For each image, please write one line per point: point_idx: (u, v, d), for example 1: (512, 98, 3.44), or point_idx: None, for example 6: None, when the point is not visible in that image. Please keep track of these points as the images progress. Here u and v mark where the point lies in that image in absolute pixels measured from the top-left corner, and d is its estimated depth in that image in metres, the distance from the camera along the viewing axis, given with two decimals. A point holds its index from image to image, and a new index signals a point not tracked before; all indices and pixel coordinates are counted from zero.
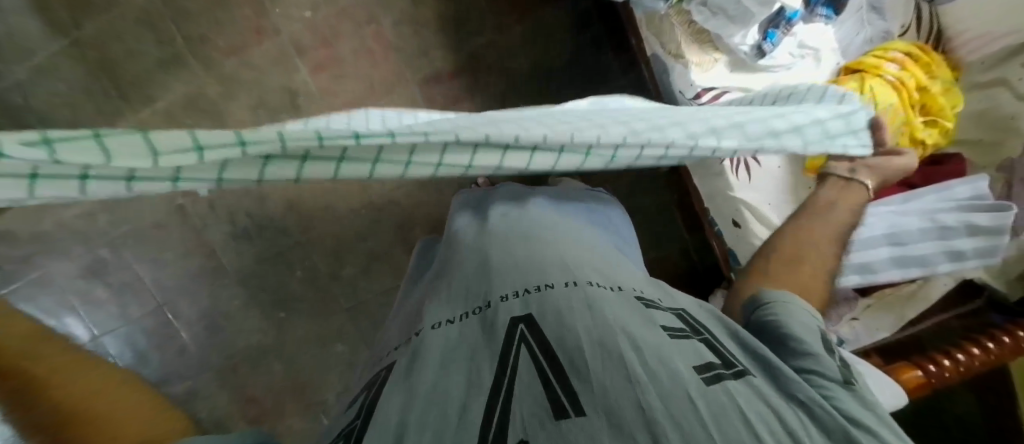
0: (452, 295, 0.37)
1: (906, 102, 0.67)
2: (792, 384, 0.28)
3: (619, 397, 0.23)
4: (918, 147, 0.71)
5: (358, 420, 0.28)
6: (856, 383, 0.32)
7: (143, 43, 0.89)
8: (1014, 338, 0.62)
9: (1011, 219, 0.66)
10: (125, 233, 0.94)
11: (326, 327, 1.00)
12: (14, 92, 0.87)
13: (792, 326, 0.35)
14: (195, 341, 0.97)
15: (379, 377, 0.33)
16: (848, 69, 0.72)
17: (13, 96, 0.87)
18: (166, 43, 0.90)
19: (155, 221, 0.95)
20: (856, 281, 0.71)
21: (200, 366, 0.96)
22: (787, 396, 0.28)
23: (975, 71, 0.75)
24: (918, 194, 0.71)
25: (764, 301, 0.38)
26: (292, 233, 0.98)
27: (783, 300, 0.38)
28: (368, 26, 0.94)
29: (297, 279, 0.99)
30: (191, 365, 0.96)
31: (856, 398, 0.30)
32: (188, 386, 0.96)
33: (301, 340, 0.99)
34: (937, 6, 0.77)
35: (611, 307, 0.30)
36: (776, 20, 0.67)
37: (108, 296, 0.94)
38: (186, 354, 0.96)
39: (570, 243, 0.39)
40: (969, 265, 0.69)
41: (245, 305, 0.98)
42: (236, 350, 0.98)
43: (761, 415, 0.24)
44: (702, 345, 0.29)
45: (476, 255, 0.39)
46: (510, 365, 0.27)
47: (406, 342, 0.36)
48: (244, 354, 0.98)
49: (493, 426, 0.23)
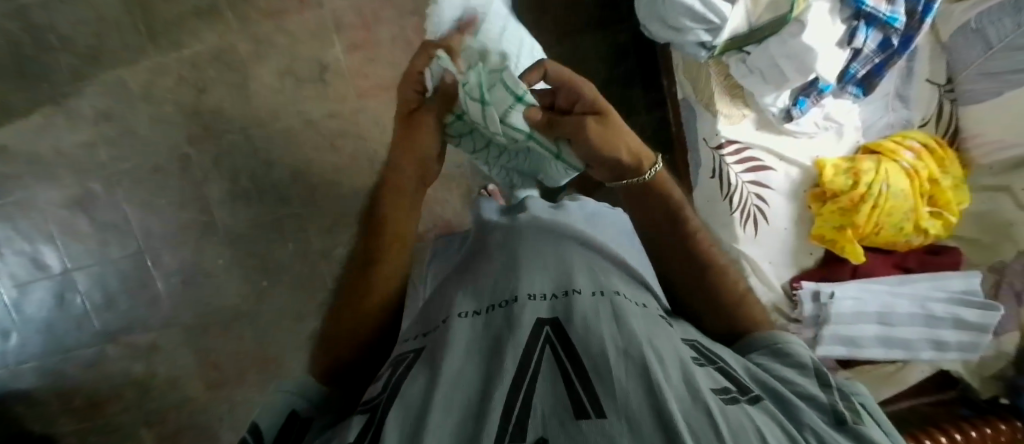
0: (479, 290, 0.39)
1: (916, 191, 0.72)
2: (802, 414, 0.29)
3: (640, 405, 0.24)
4: (921, 235, 0.75)
5: (383, 397, 0.30)
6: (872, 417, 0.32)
7: None
8: (979, 434, 0.64)
9: (995, 318, 0.72)
10: (119, 172, 0.91)
11: (306, 304, 0.98)
12: (39, 9, 0.85)
13: (805, 357, 0.36)
14: (172, 293, 0.95)
15: (405, 358, 0.35)
16: (867, 149, 0.75)
17: (38, 13, 0.85)
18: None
19: (154, 165, 0.92)
20: (841, 351, 0.72)
21: (171, 319, 0.95)
22: (801, 424, 0.29)
23: (985, 174, 0.79)
24: (912, 280, 0.75)
25: (772, 337, 0.39)
26: (293, 203, 0.96)
27: (786, 342, 0.38)
28: (411, 17, 0.95)
29: (288, 250, 0.97)
30: (161, 317, 0.95)
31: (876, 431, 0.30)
32: (154, 336, 0.95)
33: (279, 313, 0.98)
34: (960, 106, 0.79)
35: (634, 319, 0.32)
36: (808, 88, 0.70)
37: (90, 231, 0.92)
38: (158, 305, 0.95)
39: (595, 257, 0.43)
40: (949, 355, 0.74)
41: (229, 266, 0.96)
42: (209, 310, 0.96)
43: (777, 437, 0.26)
44: (716, 374, 0.31)
45: (507, 256, 0.42)
46: (533, 362, 0.29)
47: (433, 328, 0.38)
48: (216, 316, 0.96)
49: (514, 419, 0.24)
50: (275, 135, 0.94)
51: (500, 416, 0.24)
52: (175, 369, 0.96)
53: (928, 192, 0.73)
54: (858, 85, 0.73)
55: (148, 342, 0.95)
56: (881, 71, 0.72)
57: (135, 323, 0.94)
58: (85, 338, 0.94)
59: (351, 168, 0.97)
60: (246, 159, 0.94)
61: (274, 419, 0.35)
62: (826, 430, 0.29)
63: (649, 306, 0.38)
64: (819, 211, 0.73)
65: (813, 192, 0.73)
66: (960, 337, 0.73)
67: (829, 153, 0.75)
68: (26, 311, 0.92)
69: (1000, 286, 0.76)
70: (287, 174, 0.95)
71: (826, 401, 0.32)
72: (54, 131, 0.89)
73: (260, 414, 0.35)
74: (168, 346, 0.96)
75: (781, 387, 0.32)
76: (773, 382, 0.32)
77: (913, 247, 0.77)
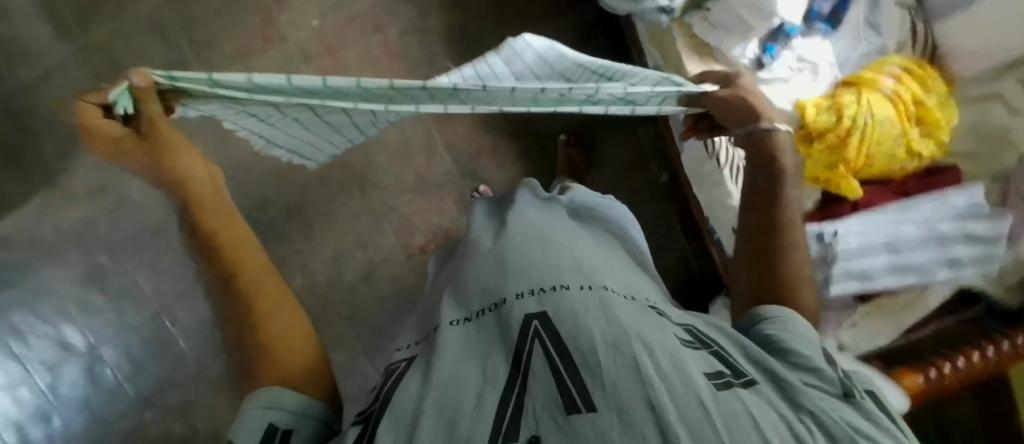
0: (469, 294, 0.39)
1: (903, 115, 0.71)
2: (800, 394, 0.29)
3: (628, 395, 0.24)
4: (915, 160, 0.74)
5: (377, 406, 0.31)
6: (859, 394, 0.32)
7: (150, 49, 0.90)
8: (1011, 345, 0.63)
9: (1005, 227, 0.71)
10: (124, 239, 0.94)
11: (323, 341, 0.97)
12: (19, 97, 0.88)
13: (805, 337, 0.37)
14: (195, 348, 0.97)
15: (399, 367, 0.35)
16: (846, 83, 0.74)
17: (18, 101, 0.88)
18: (173, 48, 0.90)
19: (155, 227, 0.94)
20: (854, 287, 0.72)
21: (198, 373, 0.97)
22: (797, 406, 0.29)
23: (973, 85, 0.78)
24: (917, 203, 0.73)
25: (772, 317, 0.40)
26: (294, 239, 0.97)
27: (780, 315, 0.39)
28: (374, 36, 0.95)
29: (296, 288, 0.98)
30: (189, 373, 0.97)
31: (859, 409, 0.30)
32: (185, 394, 0.97)
33: None
34: (932, 26, 0.79)
35: (624, 312, 0.32)
36: (775, 34, 0.70)
37: (105, 302, 0.94)
38: (184, 361, 0.97)
39: (584, 249, 0.43)
40: (966, 273, 0.72)
41: None
42: None
43: (770, 420, 0.26)
44: (712, 357, 0.30)
45: (494, 256, 0.42)
46: (523, 361, 0.29)
47: (427, 335, 0.38)
48: None
49: (505, 419, 0.24)
50: (263, 177, 0.95)
51: (494, 421, 0.25)
52: (211, 422, 0.98)
53: (915, 115, 0.72)
54: (825, 21, 0.74)
55: (181, 401, 0.97)
56: (845, 5, 0.74)
57: (165, 383, 0.97)
58: (121, 407, 0.96)
59: (343, 193, 0.98)
60: (241, 204, 0.95)
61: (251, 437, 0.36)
62: (827, 411, 0.29)
63: (637, 297, 0.37)
64: (807, 153, 0.71)
65: (798, 135, 0.72)
66: (973, 251, 0.72)
67: (807, 94, 0.74)
68: (58, 391, 0.91)
69: (1007, 195, 0.74)
70: (286, 215, 0.97)
71: (834, 376, 0.33)
72: (56, 209, 0.91)
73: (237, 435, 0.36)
74: (201, 401, 0.98)
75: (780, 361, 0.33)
76: (770, 360, 0.33)
77: (907, 172, 0.76)
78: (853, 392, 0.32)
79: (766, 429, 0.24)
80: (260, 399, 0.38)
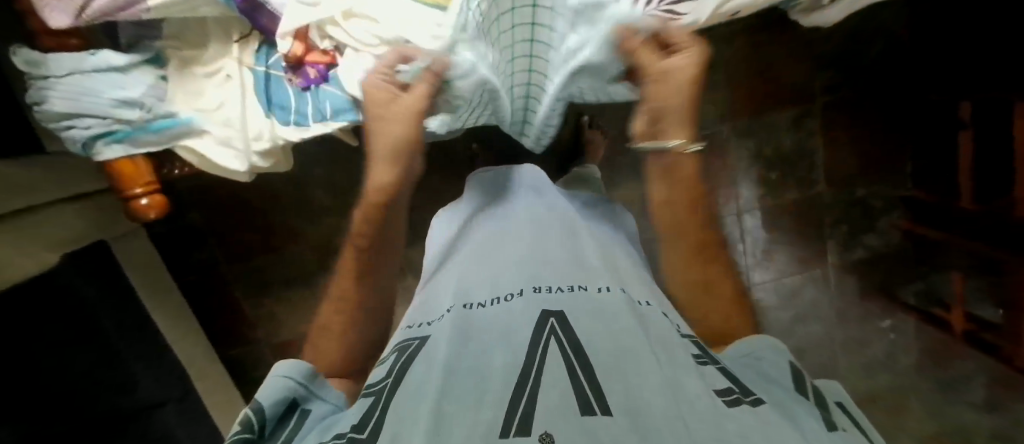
0: (490, 280, 0.37)
1: None
2: (799, 412, 0.28)
3: (642, 408, 0.23)
4: None
5: (389, 380, 0.29)
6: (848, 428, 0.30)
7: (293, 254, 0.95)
8: None
9: None
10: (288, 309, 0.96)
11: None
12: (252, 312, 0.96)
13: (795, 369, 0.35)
14: None
15: (409, 344, 0.33)
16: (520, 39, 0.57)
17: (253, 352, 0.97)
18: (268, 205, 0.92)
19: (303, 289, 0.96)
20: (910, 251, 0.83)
21: None
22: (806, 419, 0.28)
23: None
24: None
25: (753, 350, 0.37)
26: None
27: (754, 355, 0.37)
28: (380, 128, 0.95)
29: None
30: None
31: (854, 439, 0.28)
32: None
33: None
34: None
35: (634, 316, 0.32)
36: None
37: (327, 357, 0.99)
38: None
39: (607, 250, 0.43)
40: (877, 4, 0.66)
41: None
42: None
43: (793, 435, 0.24)
44: (721, 373, 0.30)
45: (520, 243, 0.41)
46: (539, 353, 0.28)
47: (436, 318, 0.36)
48: None
49: (518, 414, 0.23)
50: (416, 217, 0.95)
51: (503, 415, 0.23)
52: None
53: None
54: None
55: None
56: None
57: None
58: None
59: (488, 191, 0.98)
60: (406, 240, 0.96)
61: (278, 405, 0.33)
62: (826, 430, 0.27)
63: (653, 304, 0.36)
64: None
65: None
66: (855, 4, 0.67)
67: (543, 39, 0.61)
68: None
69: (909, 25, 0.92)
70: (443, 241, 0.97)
71: (817, 411, 0.30)
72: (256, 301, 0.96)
73: (263, 395, 0.33)
74: None
75: (772, 389, 0.31)
76: (760, 386, 0.31)
77: None
78: (837, 427, 0.29)
79: (787, 435, 0.24)
80: (290, 369, 0.36)
